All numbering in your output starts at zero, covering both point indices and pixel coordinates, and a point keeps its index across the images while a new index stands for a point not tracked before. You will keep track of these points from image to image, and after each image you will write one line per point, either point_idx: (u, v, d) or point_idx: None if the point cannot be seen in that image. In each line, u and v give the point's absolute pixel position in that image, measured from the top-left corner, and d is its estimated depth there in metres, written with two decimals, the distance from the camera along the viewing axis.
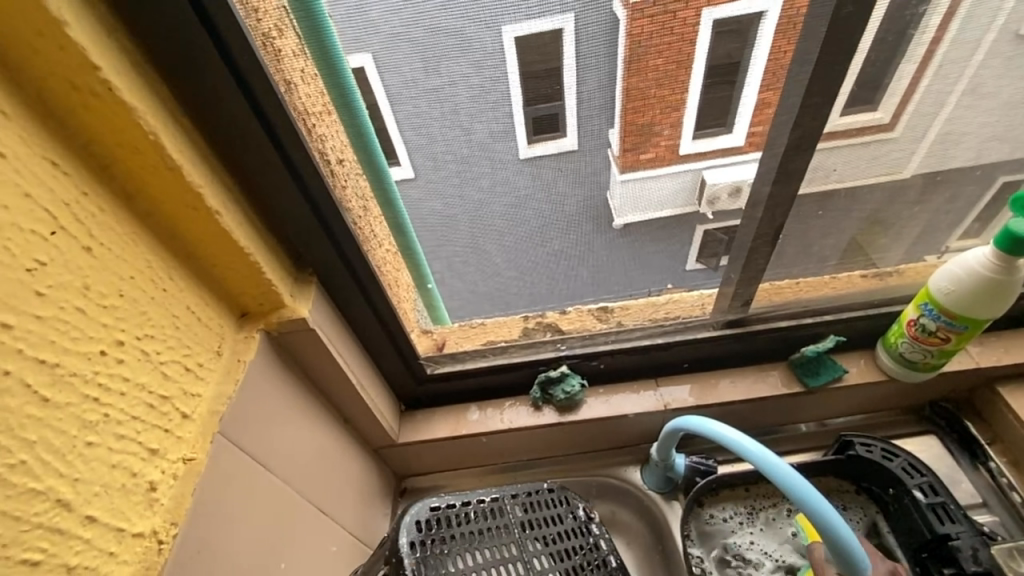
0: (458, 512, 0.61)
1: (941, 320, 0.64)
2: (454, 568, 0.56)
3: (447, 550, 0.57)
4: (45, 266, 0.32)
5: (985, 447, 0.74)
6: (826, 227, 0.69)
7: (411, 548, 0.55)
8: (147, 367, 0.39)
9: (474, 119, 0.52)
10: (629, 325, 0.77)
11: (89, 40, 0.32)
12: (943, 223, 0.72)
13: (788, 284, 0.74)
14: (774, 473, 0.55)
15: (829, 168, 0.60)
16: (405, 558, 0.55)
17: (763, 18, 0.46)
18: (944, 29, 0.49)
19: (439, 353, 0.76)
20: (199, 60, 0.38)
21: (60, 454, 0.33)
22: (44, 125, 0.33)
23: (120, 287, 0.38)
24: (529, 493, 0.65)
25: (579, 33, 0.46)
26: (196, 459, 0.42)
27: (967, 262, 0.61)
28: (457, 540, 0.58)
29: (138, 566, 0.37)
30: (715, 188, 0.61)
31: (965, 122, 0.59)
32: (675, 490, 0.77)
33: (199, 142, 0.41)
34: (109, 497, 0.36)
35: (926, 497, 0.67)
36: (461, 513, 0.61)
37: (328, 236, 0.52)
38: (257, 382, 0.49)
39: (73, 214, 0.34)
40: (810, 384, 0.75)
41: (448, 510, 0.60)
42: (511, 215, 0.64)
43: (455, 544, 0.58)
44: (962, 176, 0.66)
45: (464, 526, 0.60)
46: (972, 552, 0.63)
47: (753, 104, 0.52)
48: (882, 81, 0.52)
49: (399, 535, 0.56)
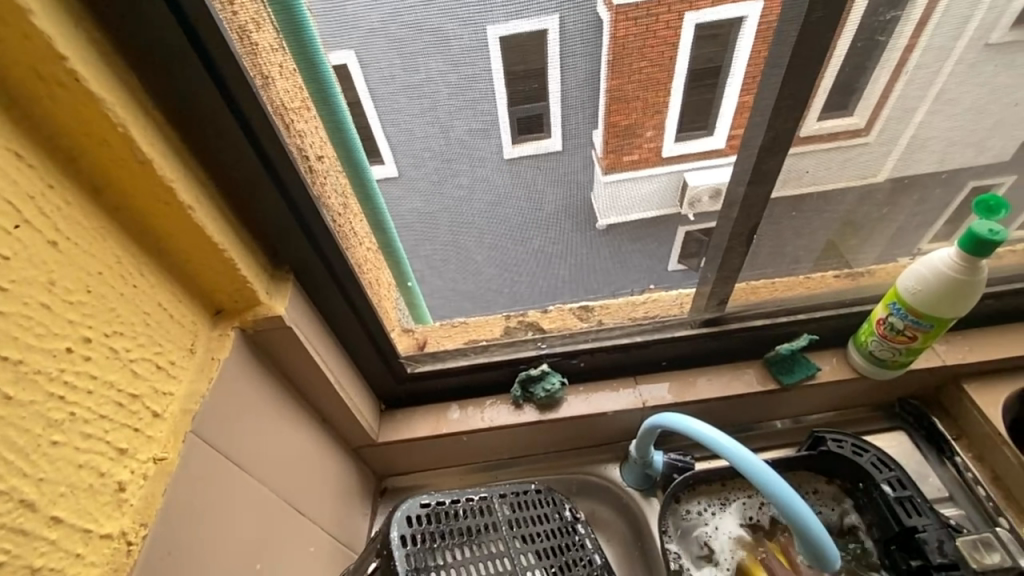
0: (448, 509, 0.61)
1: (908, 319, 0.66)
2: (443, 562, 0.56)
3: (437, 545, 0.57)
4: (8, 260, 0.32)
5: (951, 443, 0.77)
6: (799, 227, 0.70)
7: (402, 542, 0.55)
8: (116, 364, 0.38)
9: (453, 116, 0.52)
10: (608, 324, 0.78)
11: (55, 28, 0.31)
12: (913, 225, 0.74)
13: (763, 284, 0.76)
14: (749, 468, 0.56)
15: (802, 170, 0.61)
16: (395, 551, 0.54)
17: (744, 23, 0.47)
18: (916, 37, 0.51)
19: (420, 352, 0.76)
20: (173, 51, 0.37)
21: (23, 453, 0.32)
22: (6, 114, 0.32)
23: (88, 283, 0.37)
24: (517, 493, 0.66)
25: (563, 34, 0.47)
26: (167, 459, 0.42)
27: (933, 263, 0.63)
28: (448, 536, 0.58)
29: (105, 568, 0.36)
30: (696, 190, 0.62)
31: (931, 128, 0.61)
32: (654, 487, 0.78)
33: (171, 135, 0.40)
34: (75, 498, 0.35)
35: (894, 491, 0.69)
36: (451, 511, 0.61)
37: (305, 233, 0.51)
38: (231, 380, 0.48)
39: (38, 207, 0.33)
40: (785, 381, 0.77)
41: (438, 508, 0.60)
42: (491, 214, 0.64)
43: (445, 539, 0.58)
44: (928, 180, 0.68)
45: (455, 522, 0.60)
46: (937, 544, 0.65)
47: (734, 107, 0.53)
48: (855, 87, 0.54)
49: (389, 529, 0.56)
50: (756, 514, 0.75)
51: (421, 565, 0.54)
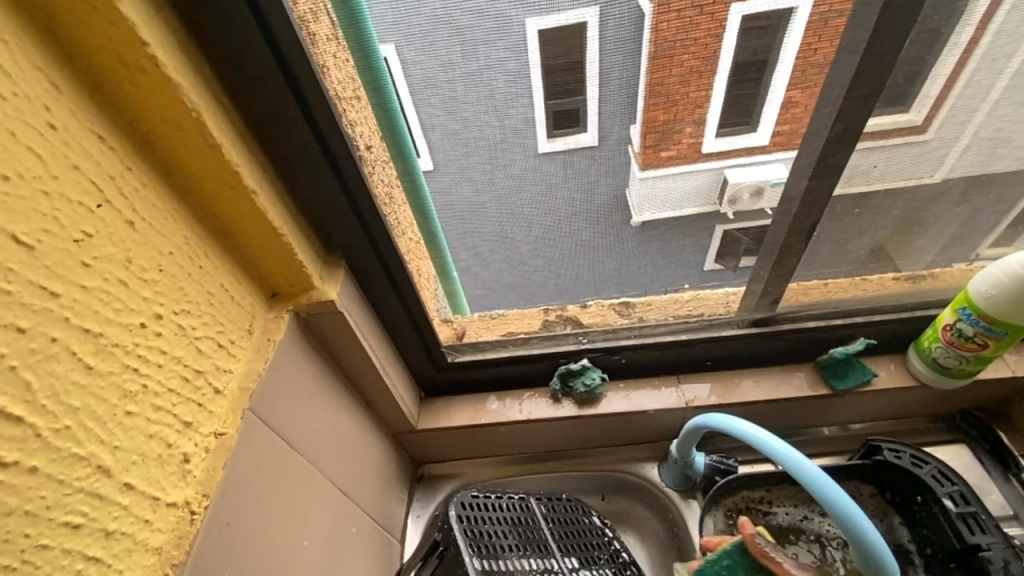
0: (494, 502, 0.62)
1: (980, 325, 0.62)
2: (494, 545, 0.57)
3: (488, 530, 0.58)
4: (91, 238, 0.33)
5: (1018, 458, 0.72)
6: (862, 226, 0.67)
7: (458, 522, 0.57)
8: (183, 341, 0.40)
9: (510, 104, 0.51)
10: (651, 320, 0.77)
11: (138, 14, 0.32)
12: (985, 224, 0.69)
13: (817, 285, 0.73)
14: (800, 472, 0.54)
15: (869, 166, 0.58)
16: (454, 526, 0.56)
17: (795, 13, 0.45)
18: (988, 22, 0.48)
19: (459, 342, 0.76)
20: (243, 42, 0.38)
21: (101, 422, 0.33)
22: (92, 100, 0.33)
23: (160, 262, 0.38)
24: (553, 496, 0.67)
25: (604, 21, 0.46)
26: (226, 434, 0.43)
27: (1010, 266, 0.59)
28: (496, 524, 0.59)
29: (171, 535, 0.38)
30: (737, 187, 0.60)
31: (1014, 121, 0.57)
32: (693, 489, 0.76)
33: (238, 121, 0.41)
34: (146, 466, 0.37)
35: (957, 506, 0.65)
36: (497, 504, 0.62)
37: (357, 218, 0.52)
38: (285, 361, 0.50)
39: (118, 188, 0.35)
40: (837, 387, 0.74)
41: (486, 499, 0.61)
42: (541, 205, 0.63)
43: (495, 526, 0.59)
44: (1007, 178, 0.63)
45: (504, 507, 0.62)
46: (1003, 564, 0.61)
47: (780, 99, 0.51)
48: (916, 77, 0.50)
49: (446, 509, 0.58)
50: (802, 522, 0.73)
51: (478, 539, 0.56)
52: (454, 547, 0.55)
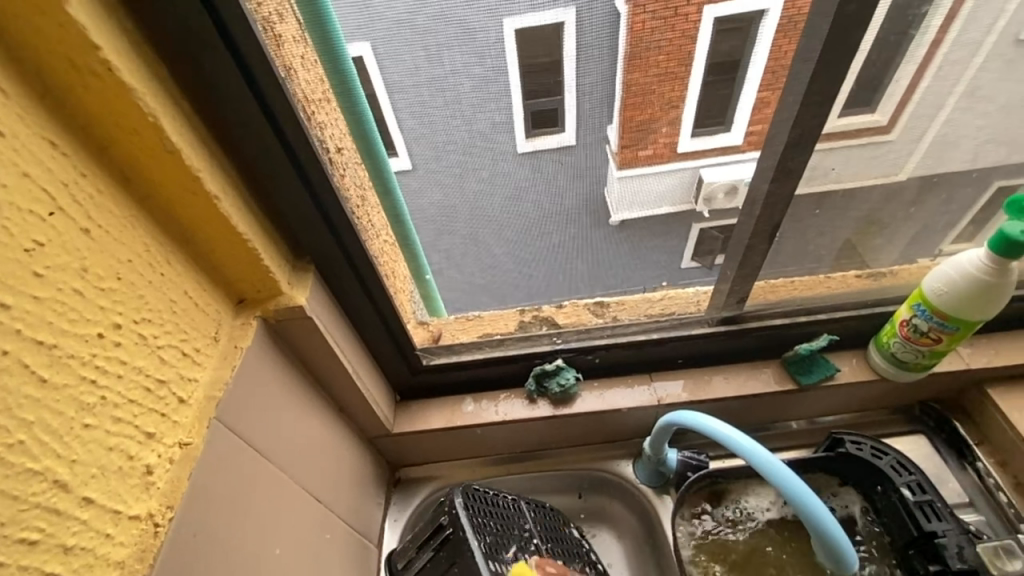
0: (492, 497, 0.66)
1: (933, 321, 0.65)
2: (492, 534, 0.62)
3: (487, 523, 0.62)
4: (43, 247, 0.32)
5: (973, 447, 0.76)
6: (822, 226, 0.69)
7: (463, 511, 0.62)
8: (144, 351, 0.39)
9: (477, 109, 0.52)
10: (624, 320, 0.78)
11: (88, 18, 0.32)
12: (939, 224, 0.72)
13: (783, 283, 0.75)
14: (765, 467, 0.56)
15: (827, 167, 0.60)
16: (461, 512, 0.62)
17: (765, 17, 0.47)
18: (945, 31, 0.50)
19: (435, 345, 0.76)
20: (202, 44, 0.38)
21: (58, 436, 0.33)
22: (41, 104, 0.32)
23: (118, 270, 0.37)
24: (540, 504, 0.71)
25: (580, 25, 0.46)
26: (192, 444, 0.42)
27: (961, 265, 0.62)
28: (494, 517, 0.64)
29: (134, 549, 0.37)
30: (711, 186, 0.63)
31: (962, 124, 0.60)
32: (666, 484, 0.77)
33: (198, 125, 0.41)
34: (106, 480, 0.36)
35: (914, 495, 0.68)
36: (494, 499, 0.66)
37: (325, 223, 0.52)
38: (253, 368, 0.49)
39: (71, 195, 0.34)
40: (802, 382, 0.76)
41: (485, 494, 0.66)
42: (511, 207, 0.64)
43: (492, 520, 0.63)
44: (959, 179, 0.66)
45: (503, 502, 0.67)
46: (957, 549, 0.64)
47: (752, 101, 0.53)
48: (881, 81, 0.52)
49: (453, 498, 0.62)
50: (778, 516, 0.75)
51: (482, 526, 0.62)
52: (462, 532, 0.60)
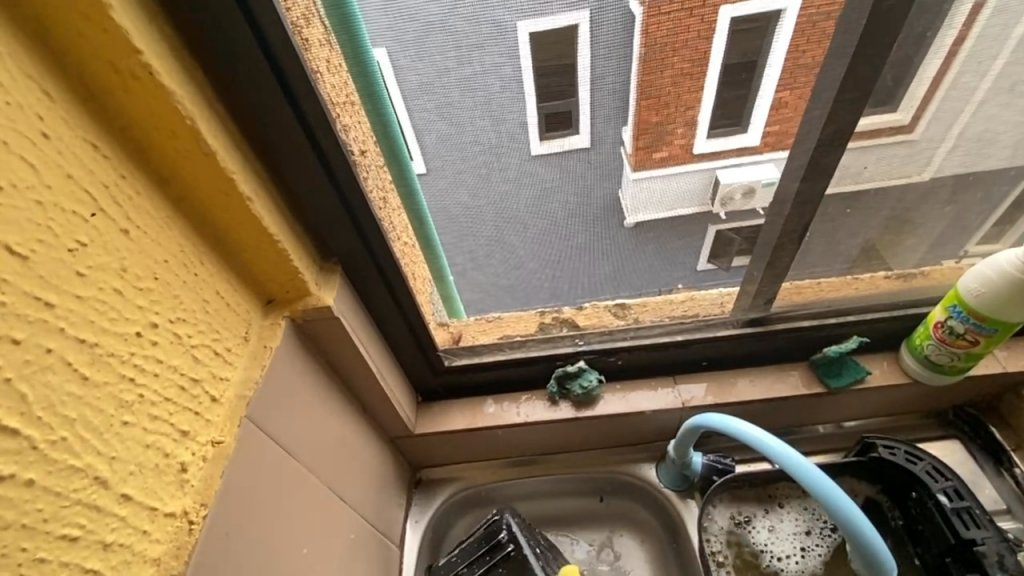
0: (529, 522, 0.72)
1: (969, 323, 0.63)
2: (542, 551, 0.67)
3: (537, 542, 0.68)
4: (85, 247, 0.33)
5: (1010, 453, 0.73)
6: (853, 226, 0.68)
7: (520, 528, 0.67)
8: (179, 349, 0.40)
9: (505, 109, 0.52)
10: (646, 321, 0.77)
11: (130, 23, 0.32)
12: (973, 223, 0.71)
13: (810, 284, 0.74)
14: (797, 471, 0.55)
15: (860, 166, 0.59)
16: (519, 531, 0.67)
17: (783, 15, 0.46)
18: (969, 26, 0.49)
19: (456, 346, 0.76)
20: (237, 47, 0.38)
21: (97, 432, 0.33)
22: (83, 106, 0.33)
23: (154, 270, 0.38)
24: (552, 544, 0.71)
25: (595, 25, 0.46)
26: (224, 442, 0.43)
27: (998, 264, 0.60)
28: (539, 537, 0.69)
29: (169, 546, 0.37)
30: (729, 188, 0.61)
31: (999, 122, 0.58)
32: (691, 489, 0.77)
33: (232, 127, 0.41)
34: (143, 477, 0.36)
35: (951, 501, 0.66)
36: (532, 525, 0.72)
37: (352, 223, 0.52)
38: (282, 367, 0.50)
39: (111, 196, 0.35)
40: (831, 385, 0.75)
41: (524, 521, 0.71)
42: (536, 207, 0.64)
43: (539, 539, 0.69)
44: (995, 177, 0.65)
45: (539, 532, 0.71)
46: (998, 558, 0.62)
47: (770, 102, 0.52)
48: (904, 78, 0.51)
49: (511, 516, 0.68)
50: (778, 562, 0.72)
51: (536, 548, 0.66)
52: (524, 550, 0.64)
